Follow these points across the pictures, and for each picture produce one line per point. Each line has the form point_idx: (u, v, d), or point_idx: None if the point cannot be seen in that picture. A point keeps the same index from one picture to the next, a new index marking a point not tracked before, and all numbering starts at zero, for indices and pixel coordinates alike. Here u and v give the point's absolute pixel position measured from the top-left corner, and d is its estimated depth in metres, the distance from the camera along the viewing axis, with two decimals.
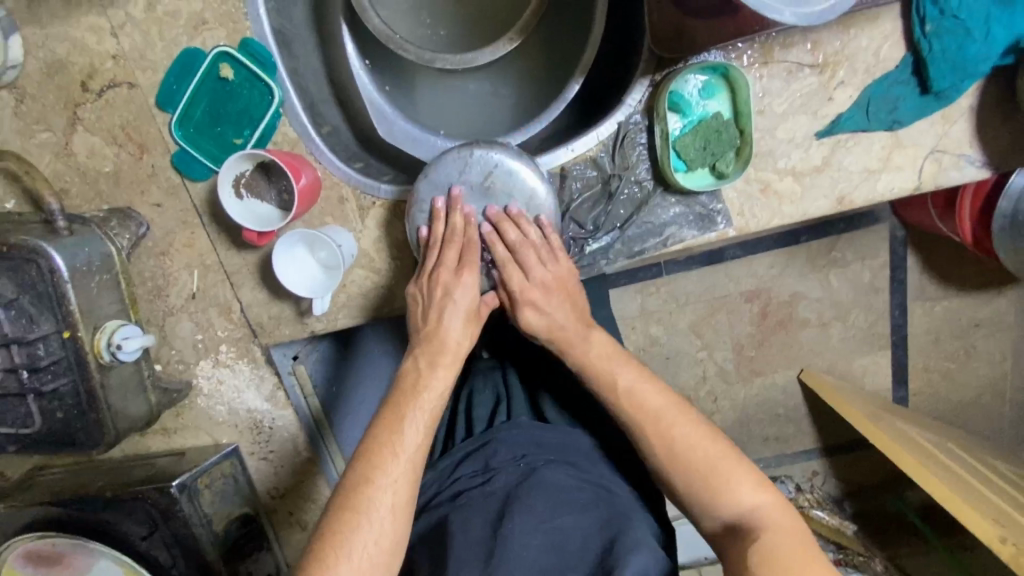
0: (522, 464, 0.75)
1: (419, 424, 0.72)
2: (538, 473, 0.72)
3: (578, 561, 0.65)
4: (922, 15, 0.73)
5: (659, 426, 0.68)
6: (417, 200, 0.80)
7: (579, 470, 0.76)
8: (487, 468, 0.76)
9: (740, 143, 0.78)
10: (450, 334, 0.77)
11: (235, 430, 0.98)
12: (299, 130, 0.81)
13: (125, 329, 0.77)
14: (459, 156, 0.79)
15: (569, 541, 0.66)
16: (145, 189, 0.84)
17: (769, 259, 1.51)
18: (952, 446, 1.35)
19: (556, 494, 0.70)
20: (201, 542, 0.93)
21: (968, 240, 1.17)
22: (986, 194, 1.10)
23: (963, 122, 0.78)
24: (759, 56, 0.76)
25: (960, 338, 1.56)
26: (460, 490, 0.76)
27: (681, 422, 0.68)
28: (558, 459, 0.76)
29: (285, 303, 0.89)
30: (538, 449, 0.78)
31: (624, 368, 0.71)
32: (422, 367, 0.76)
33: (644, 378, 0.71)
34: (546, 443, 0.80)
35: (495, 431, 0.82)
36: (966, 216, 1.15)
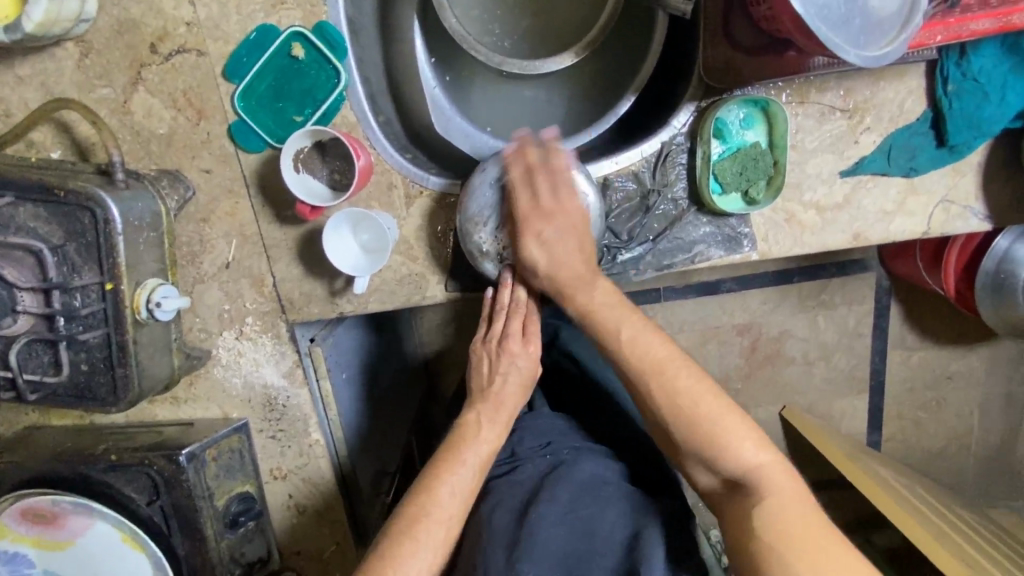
0: (548, 454, 0.80)
1: (477, 451, 0.76)
2: (565, 459, 0.78)
3: (607, 547, 0.66)
4: (945, 74, 0.80)
5: (691, 413, 0.69)
6: (471, 191, 0.82)
7: (602, 454, 0.81)
8: (514, 456, 0.82)
9: (773, 172, 0.83)
10: (507, 368, 0.82)
11: (246, 405, 0.98)
12: (359, 115, 0.84)
13: (164, 288, 0.77)
14: (513, 156, 0.82)
15: (598, 528, 0.67)
16: (197, 155, 0.85)
17: (763, 295, 1.58)
18: (922, 491, 1.42)
19: (582, 485, 0.72)
20: (202, 515, 0.89)
21: (952, 294, 1.25)
22: (972, 253, 1.19)
23: (971, 177, 0.85)
24: (796, 97, 0.83)
25: (934, 389, 1.64)
26: (491, 478, 0.80)
27: (717, 412, 0.69)
28: (582, 447, 0.82)
29: (318, 282, 0.90)
30: (562, 437, 0.84)
31: (664, 360, 0.72)
32: (482, 420, 0.79)
33: (687, 372, 0.71)
34: (567, 432, 0.86)
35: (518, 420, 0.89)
36: (953, 269, 1.23)
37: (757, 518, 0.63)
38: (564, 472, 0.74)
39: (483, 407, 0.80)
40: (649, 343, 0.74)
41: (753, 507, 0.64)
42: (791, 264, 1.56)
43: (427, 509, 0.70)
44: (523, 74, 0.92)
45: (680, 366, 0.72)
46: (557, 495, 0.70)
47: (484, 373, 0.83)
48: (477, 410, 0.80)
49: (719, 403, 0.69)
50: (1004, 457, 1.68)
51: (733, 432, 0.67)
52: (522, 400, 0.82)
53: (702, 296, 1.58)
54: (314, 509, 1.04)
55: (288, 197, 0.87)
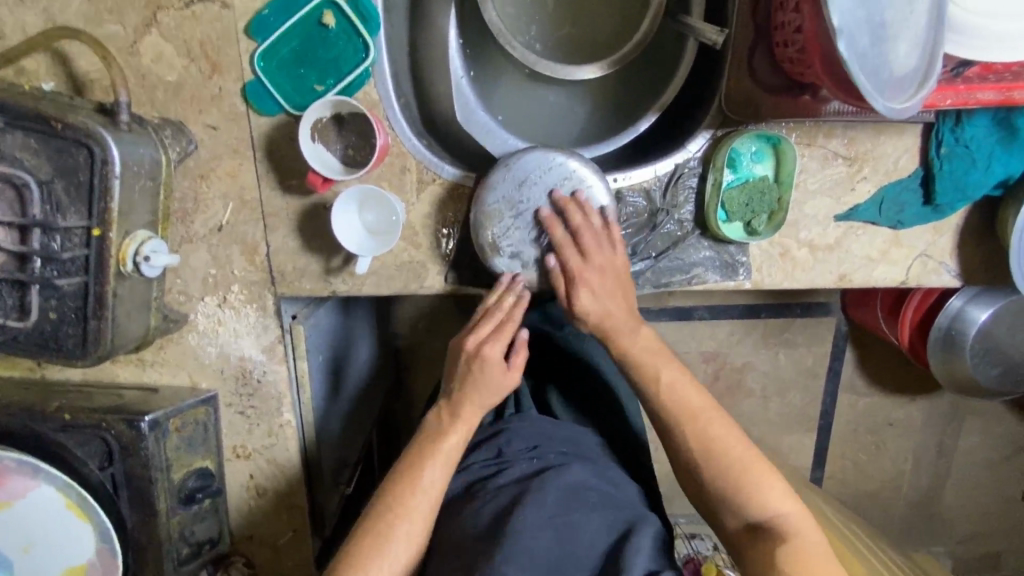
0: (536, 456, 0.79)
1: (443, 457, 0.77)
2: (552, 464, 0.76)
3: (585, 556, 0.67)
4: (940, 138, 0.86)
5: (727, 460, 0.74)
6: (493, 181, 0.82)
7: (590, 462, 0.80)
8: (500, 456, 0.80)
9: (776, 207, 0.86)
10: (483, 371, 0.79)
11: (218, 377, 0.93)
12: (382, 93, 0.83)
13: (154, 242, 0.73)
14: (543, 156, 0.83)
15: (580, 535, 0.68)
16: (204, 109, 0.82)
17: (730, 327, 1.63)
18: (855, 529, 1.50)
19: (568, 493, 0.72)
20: (157, 488, 0.84)
21: (904, 345, 1.31)
22: (925, 311, 1.25)
23: (949, 236, 0.91)
24: (804, 139, 0.87)
25: (875, 434, 1.73)
26: (471, 480, 0.79)
27: (751, 465, 0.74)
28: (570, 454, 0.80)
29: (314, 257, 0.87)
30: (549, 441, 0.82)
31: (699, 409, 0.77)
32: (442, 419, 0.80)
33: (715, 419, 0.76)
34: (555, 436, 0.84)
35: (505, 422, 0.86)
36: (907, 323, 1.28)
37: (782, 557, 0.67)
38: (551, 477, 0.73)
39: (455, 411, 0.80)
40: (678, 385, 0.78)
41: (777, 546, 0.69)
42: (760, 300, 1.61)
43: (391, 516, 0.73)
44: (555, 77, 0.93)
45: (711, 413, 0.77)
46: (543, 499, 0.69)
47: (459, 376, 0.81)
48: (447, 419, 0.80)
49: (747, 449, 0.75)
50: (929, 503, 1.78)
51: (764, 480, 0.73)
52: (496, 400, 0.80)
53: (673, 321, 1.62)
54: (274, 492, 1.00)
55: (295, 165, 0.84)
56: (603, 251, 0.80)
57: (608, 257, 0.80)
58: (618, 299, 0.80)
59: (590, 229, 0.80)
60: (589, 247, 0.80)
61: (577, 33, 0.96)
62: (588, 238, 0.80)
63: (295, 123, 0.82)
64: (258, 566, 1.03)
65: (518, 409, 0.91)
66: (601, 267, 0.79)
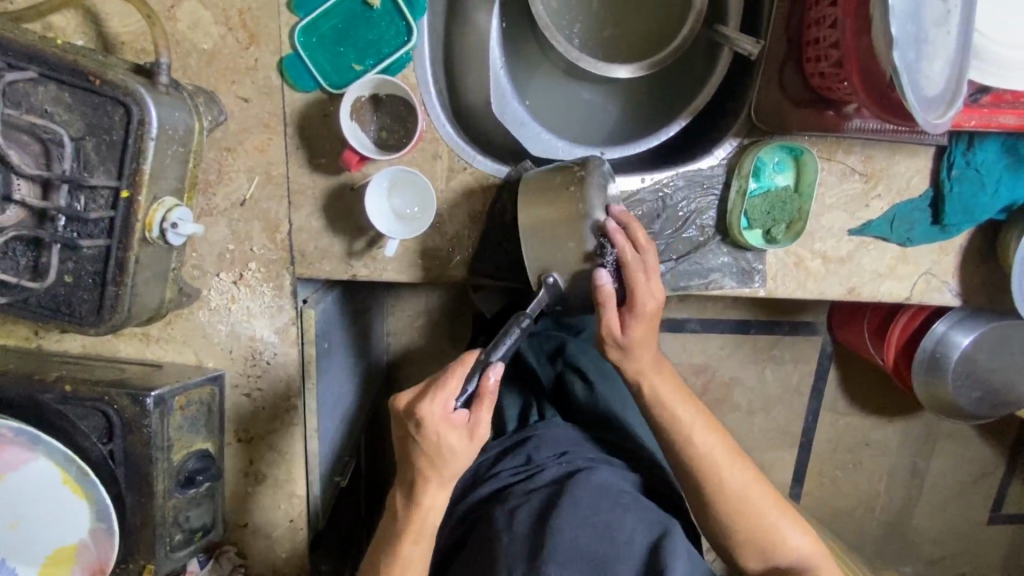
0: (564, 461, 0.82)
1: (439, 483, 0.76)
2: (582, 467, 0.80)
3: (625, 554, 0.70)
4: (951, 160, 0.89)
5: (755, 515, 0.81)
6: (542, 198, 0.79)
7: (613, 465, 0.84)
8: (530, 463, 0.83)
9: (795, 217, 0.88)
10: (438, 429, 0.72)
11: (226, 356, 0.91)
12: (420, 78, 0.83)
13: (181, 211, 0.70)
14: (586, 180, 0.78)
15: (618, 533, 0.71)
16: (237, 80, 0.80)
17: (722, 340, 1.66)
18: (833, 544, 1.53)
19: (601, 492, 0.75)
20: (156, 468, 0.81)
21: (889, 366, 1.35)
22: (911, 332, 1.29)
23: (952, 256, 0.95)
24: (825, 153, 0.90)
25: (854, 453, 1.77)
26: (503, 485, 0.82)
27: (775, 515, 0.82)
28: (597, 458, 0.83)
29: (337, 238, 0.86)
30: (577, 448, 0.85)
31: (723, 461, 0.82)
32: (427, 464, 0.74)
33: (745, 473, 0.83)
34: (583, 443, 0.87)
35: (532, 429, 0.89)
36: (892, 343, 1.32)
37: None
38: (584, 478, 0.76)
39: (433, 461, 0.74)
40: (704, 439, 0.83)
41: None
42: (752, 315, 1.65)
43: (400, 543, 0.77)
44: (594, 76, 0.92)
45: (734, 468, 0.83)
46: (577, 499, 0.73)
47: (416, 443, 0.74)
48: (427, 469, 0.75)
49: (770, 499, 0.83)
50: (900, 524, 1.83)
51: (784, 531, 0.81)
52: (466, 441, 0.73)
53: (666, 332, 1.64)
54: (274, 479, 0.97)
55: (326, 144, 0.83)
56: (644, 301, 0.77)
57: (649, 307, 0.78)
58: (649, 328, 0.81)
59: (636, 276, 0.76)
60: (635, 295, 0.77)
61: (613, 36, 0.97)
62: (634, 282, 0.76)
63: (330, 100, 0.81)
64: (250, 558, 1.00)
65: (542, 417, 0.96)
66: (642, 315, 0.78)
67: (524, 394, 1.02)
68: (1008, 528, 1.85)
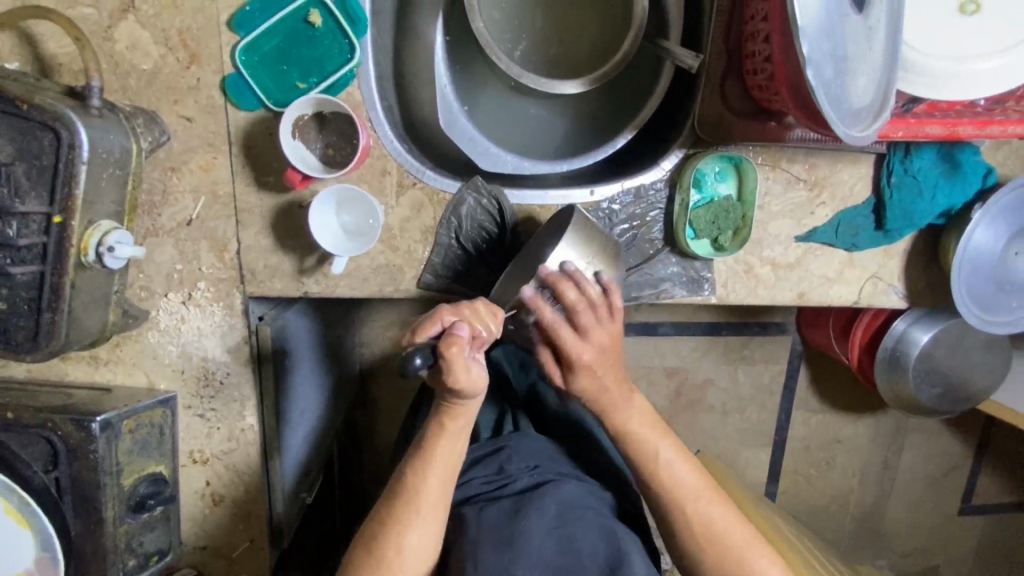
0: (535, 473, 0.81)
1: (451, 446, 0.74)
2: (552, 479, 0.80)
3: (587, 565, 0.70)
4: (891, 167, 0.92)
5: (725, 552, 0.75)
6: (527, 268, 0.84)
7: (584, 481, 0.83)
8: (502, 472, 0.83)
9: (740, 224, 0.90)
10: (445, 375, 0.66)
11: (178, 377, 0.89)
12: (366, 94, 0.83)
13: (119, 233, 0.70)
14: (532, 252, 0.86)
15: (582, 544, 0.71)
16: (179, 99, 0.80)
17: (692, 343, 1.67)
18: (804, 540, 1.55)
19: (568, 505, 0.75)
20: (103, 494, 0.80)
21: (853, 365, 1.36)
22: (873, 333, 1.30)
23: (898, 259, 0.97)
24: (769, 162, 0.92)
25: (825, 451, 1.79)
26: (472, 493, 0.81)
27: (748, 543, 0.76)
28: (568, 474, 0.83)
29: (287, 256, 0.86)
30: (548, 462, 0.85)
31: (691, 493, 0.77)
32: (440, 424, 0.73)
33: (719, 511, 0.76)
34: (553, 457, 0.87)
35: (505, 440, 0.89)
36: (856, 342, 1.33)
37: None
38: (552, 489, 0.76)
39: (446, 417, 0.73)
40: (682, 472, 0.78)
41: None
42: (721, 318, 1.66)
43: (417, 492, 0.72)
44: (538, 91, 0.92)
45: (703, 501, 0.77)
46: (545, 508, 0.73)
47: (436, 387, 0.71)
48: (455, 403, 0.72)
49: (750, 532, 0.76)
50: (874, 518, 1.86)
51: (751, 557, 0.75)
52: (475, 392, 0.69)
53: (638, 336, 1.65)
54: (231, 500, 0.95)
55: (272, 162, 0.83)
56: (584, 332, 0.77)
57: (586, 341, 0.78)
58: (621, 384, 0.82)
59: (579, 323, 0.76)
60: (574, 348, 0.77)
61: (561, 51, 0.98)
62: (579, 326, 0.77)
63: (274, 118, 0.81)
64: None
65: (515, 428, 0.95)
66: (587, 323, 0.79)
67: (499, 403, 1.02)
68: (978, 519, 1.89)
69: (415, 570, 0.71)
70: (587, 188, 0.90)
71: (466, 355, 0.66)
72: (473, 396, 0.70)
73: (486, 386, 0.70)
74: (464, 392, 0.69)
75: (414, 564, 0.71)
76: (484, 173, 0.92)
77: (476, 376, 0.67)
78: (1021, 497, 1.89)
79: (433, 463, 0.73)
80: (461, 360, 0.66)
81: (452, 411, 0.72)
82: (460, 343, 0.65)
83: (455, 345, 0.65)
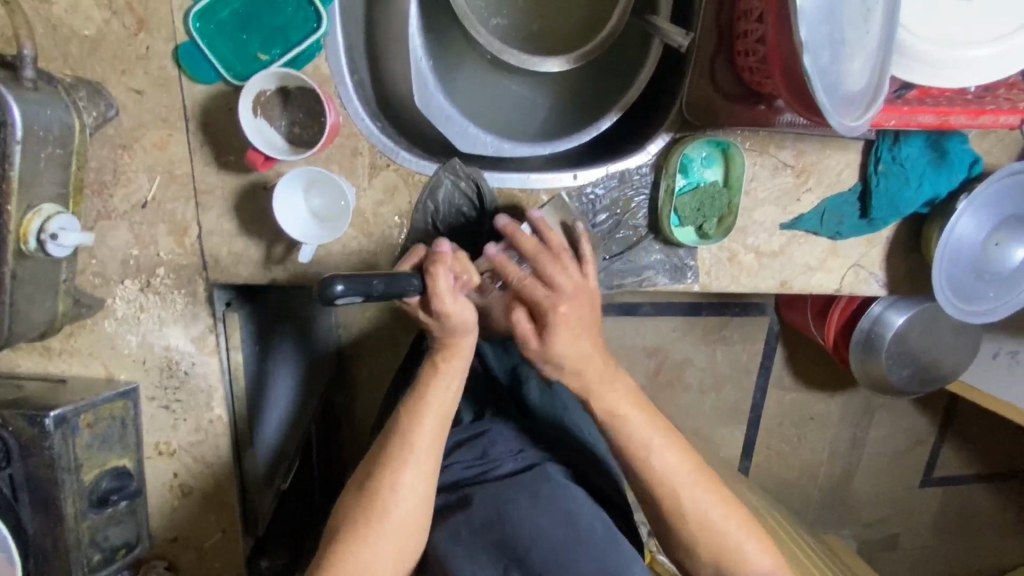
0: (521, 457, 0.80)
1: (448, 383, 0.74)
2: (537, 462, 0.79)
3: (587, 538, 0.68)
4: (878, 155, 0.90)
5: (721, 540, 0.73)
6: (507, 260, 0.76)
7: (571, 468, 0.82)
8: (485, 457, 0.81)
9: (726, 212, 0.88)
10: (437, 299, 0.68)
11: (139, 368, 0.85)
12: (334, 67, 0.77)
13: (63, 219, 0.67)
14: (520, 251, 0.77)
15: (578, 517, 0.69)
16: (128, 70, 0.74)
17: (672, 324, 1.67)
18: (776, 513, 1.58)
19: (554, 489, 0.72)
20: (62, 491, 0.76)
21: (828, 346, 1.36)
22: (848, 315, 1.30)
23: (880, 247, 0.96)
24: (757, 147, 0.89)
25: (798, 427, 1.83)
26: (457, 478, 0.79)
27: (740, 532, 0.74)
28: (551, 456, 0.82)
29: (253, 242, 0.81)
30: (533, 446, 0.83)
31: (684, 482, 0.73)
32: (437, 362, 0.74)
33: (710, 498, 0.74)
34: (537, 439, 0.85)
35: (487, 423, 0.87)
36: (832, 325, 1.34)
37: None
38: (540, 471, 0.75)
39: (441, 355, 0.73)
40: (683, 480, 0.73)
41: None
42: (701, 299, 1.66)
43: (413, 431, 0.71)
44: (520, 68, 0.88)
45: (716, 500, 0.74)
46: (537, 490, 0.71)
47: (424, 322, 0.72)
48: (450, 341, 0.72)
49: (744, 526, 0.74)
50: (840, 491, 1.92)
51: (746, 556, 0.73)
52: (466, 318, 0.70)
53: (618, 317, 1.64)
54: (202, 492, 0.92)
55: (233, 140, 0.77)
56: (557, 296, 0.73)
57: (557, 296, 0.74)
58: (595, 362, 0.75)
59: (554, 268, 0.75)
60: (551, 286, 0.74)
61: (546, 23, 0.93)
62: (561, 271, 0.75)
63: (233, 93, 0.76)
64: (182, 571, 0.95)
65: (498, 411, 0.92)
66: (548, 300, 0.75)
67: (482, 386, 0.97)
68: (936, 491, 1.97)
69: (408, 510, 0.69)
70: (568, 171, 0.87)
71: (450, 277, 0.68)
72: (465, 330, 0.71)
73: (474, 318, 0.71)
74: (457, 322, 0.70)
75: (409, 501, 0.69)
76: (462, 157, 0.88)
77: (461, 302, 0.69)
78: (979, 470, 1.96)
79: (429, 402, 0.72)
80: (445, 279, 0.68)
81: (448, 349, 0.73)
82: (443, 260, 0.68)
83: (439, 263, 0.67)
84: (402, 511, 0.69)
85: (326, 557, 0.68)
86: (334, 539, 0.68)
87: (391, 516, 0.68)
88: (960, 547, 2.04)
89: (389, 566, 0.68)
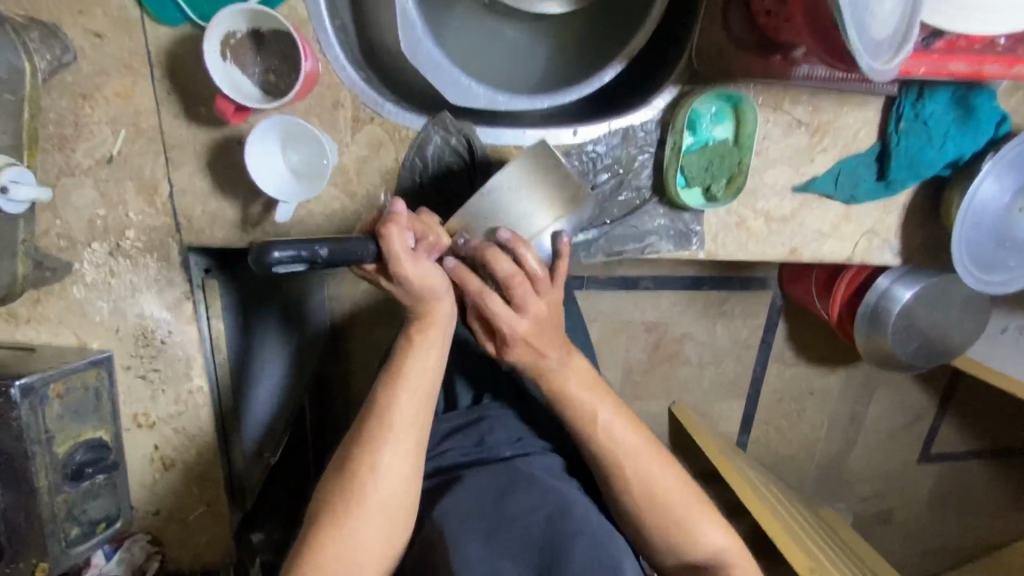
0: (518, 446, 0.77)
1: (428, 355, 0.69)
2: (534, 452, 0.76)
3: (585, 523, 0.63)
4: (900, 111, 0.84)
5: (672, 514, 0.67)
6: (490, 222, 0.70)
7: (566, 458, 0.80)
8: (481, 444, 0.78)
9: (735, 172, 0.82)
10: (399, 265, 0.62)
11: (113, 337, 0.80)
12: (312, 9, 0.71)
13: (15, 171, 0.64)
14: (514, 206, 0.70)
15: (573, 507, 0.65)
16: (84, 10, 0.67)
17: (672, 297, 1.63)
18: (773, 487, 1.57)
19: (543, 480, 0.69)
20: (33, 462, 0.72)
21: (833, 320, 1.32)
22: (856, 286, 1.26)
23: (897, 213, 0.91)
24: (770, 102, 0.83)
25: (797, 403, 1.80)
26: (452, 463, 0.77)
27: (693, 502, 0.68)
28: (549, 446, 0.80)
29: (228, 201, 0.75)
30: (531, 434, 0.81)
31: (639, 450, 0.68)
32: (413, 335, 0.69)
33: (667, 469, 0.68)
34: (536, 427, 0.83)
35: (486, 409, 0.84)
36: (838, 297, 1.29)
37: None
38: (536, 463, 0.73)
39: (419, 327, 0.69)
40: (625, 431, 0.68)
41: None
42: (703, 272, 1.61)
43: (391, 407, 0.67)
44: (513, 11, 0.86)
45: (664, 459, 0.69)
46: (532, 482, 0.69)
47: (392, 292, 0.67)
48: (425, 310, 0.68)
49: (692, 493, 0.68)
50: (838, 466, 1.91)
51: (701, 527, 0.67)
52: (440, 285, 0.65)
53: (618, 291, 1.59)
54: (184, 465, 0.88)
55: (203, 89, 0.71)
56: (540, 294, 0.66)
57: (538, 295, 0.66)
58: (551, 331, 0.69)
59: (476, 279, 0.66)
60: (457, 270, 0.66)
61: None
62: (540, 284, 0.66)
63: (202, 37, 0.69)
64: (167, 544, 0.92)
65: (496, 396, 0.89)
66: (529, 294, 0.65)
67: (478, 368, 0.95)
68: (935, 466, 1.96)
69: (389, 489, 0.65)
70: (568, 128, 0.81)
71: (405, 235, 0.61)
72: (434, 299, 0.66)
73: (442, 279, 0.64)
74: (420, 286, 0.64)
75: (390, 478, 0.65)
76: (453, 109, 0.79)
77: (424, 266, 0.63)
78: (978, 446, 1.95)
79: (407, 377, 0.67)
80: (400, 240, 0.61)
81: (424, 320, 0.68)
82: (397, 219, 0.60)
83: (393, 223, 0.60)
84: (382, 491, 0.65)
85: (305, 545, 0.64)
86: (312, 524, 0.64)
87: (372, 496, 0.64)
88: (955, 522, 2.04)
89: (376, 547, 0.64)
